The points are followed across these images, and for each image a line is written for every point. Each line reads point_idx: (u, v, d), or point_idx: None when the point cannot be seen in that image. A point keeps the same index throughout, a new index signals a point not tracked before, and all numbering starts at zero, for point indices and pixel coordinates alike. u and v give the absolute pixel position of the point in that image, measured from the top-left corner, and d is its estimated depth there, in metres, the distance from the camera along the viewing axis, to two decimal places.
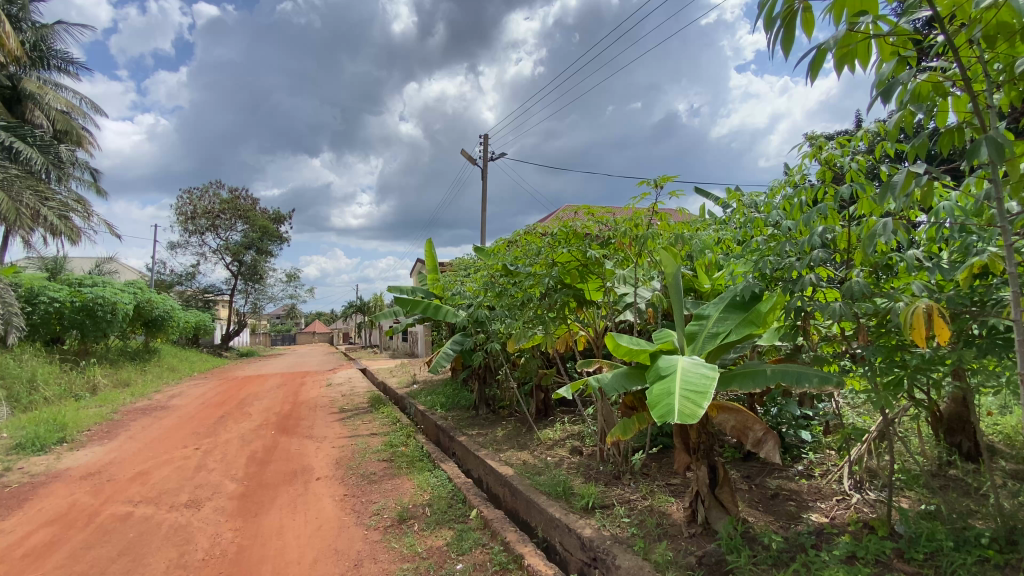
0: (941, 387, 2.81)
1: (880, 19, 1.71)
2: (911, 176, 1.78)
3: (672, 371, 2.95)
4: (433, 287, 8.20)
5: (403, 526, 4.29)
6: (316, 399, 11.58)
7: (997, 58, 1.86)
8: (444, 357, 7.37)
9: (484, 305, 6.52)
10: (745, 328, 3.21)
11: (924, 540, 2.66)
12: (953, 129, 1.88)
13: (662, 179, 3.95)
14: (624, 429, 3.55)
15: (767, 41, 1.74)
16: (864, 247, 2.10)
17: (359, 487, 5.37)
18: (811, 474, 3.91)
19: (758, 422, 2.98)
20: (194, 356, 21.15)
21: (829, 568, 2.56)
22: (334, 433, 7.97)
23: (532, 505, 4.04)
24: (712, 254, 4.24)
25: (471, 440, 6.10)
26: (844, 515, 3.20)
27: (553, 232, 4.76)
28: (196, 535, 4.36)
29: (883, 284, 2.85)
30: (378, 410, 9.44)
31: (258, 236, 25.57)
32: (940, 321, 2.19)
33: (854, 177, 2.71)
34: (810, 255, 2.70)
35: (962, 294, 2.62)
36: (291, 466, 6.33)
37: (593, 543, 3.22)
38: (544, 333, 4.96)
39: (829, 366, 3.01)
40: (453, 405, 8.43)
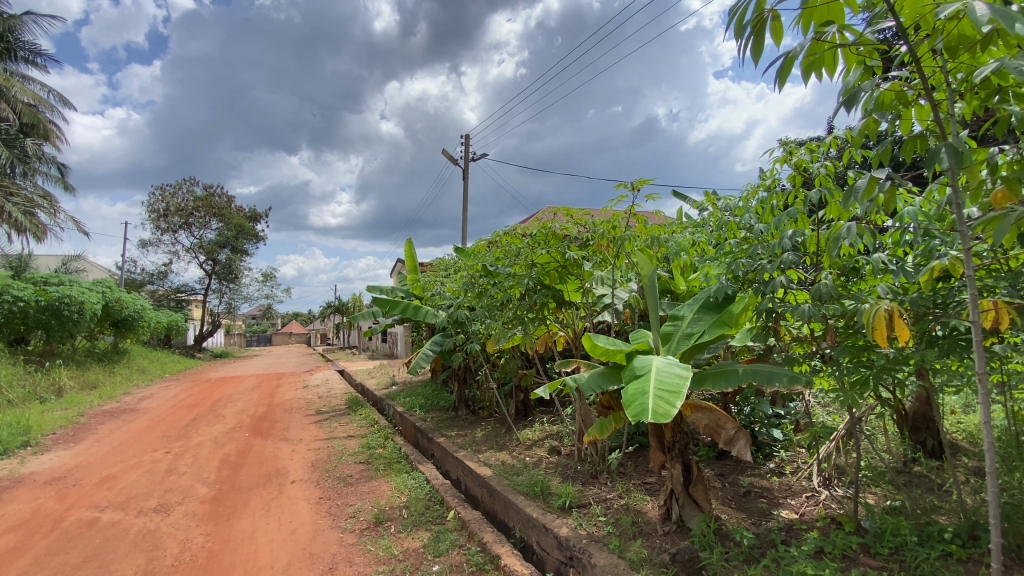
0: (906, 386, 2.90)
1: (845, 29, 1.76)
2: (873, 182, 1.85)
3: (646, 371, 2.99)
4: (413, 286, 8.13)
5: (380, 529, 4.24)
6: (292, 401, 11.36)
7: (958, 67, 1.93)
8: (424, 358, 7.33)
9: (464, 305, 6.50)
10: (718, 328, 3.29)
11: (889, 535, 2.75)
12: (915, 136, 1.95)
13: (639, 182, 4.01)
14: (601, 429, 3.58)
15: (738, 48, 1.78)
16: (829, 251, 2.18)
17: (335, 490, 5.29)
18: (782, 471, 4.00)
19: (730, 421, 3.04)
20: (164, 356, 20.56)
21: (799, 562, 2.62)
22: (310, 435, 7.84)
23: (510, 505, 4.04)
24: (687, 256, 4.31)
25: (450, 442, 6.07)
26: (813, 511, 3.28)
27: (532, 233, 4.77)
28: (165, 541, 4.24)
29: (850, 287, 2.93)
30: (356, 411, 9.33)
31: (233, 235, 25.01)
32: (902, 321, 2.27)
33: (824, 181, 2.78)
34: (780, 257, 2.76)
35: (925, 296, 2.71)
36: (265, 469, 6.20)
37: (569, 542, 3.23)
38: (523, 334, 4.97)
39: (799, 366, 3.08)
40: (432, 406, 8.38)
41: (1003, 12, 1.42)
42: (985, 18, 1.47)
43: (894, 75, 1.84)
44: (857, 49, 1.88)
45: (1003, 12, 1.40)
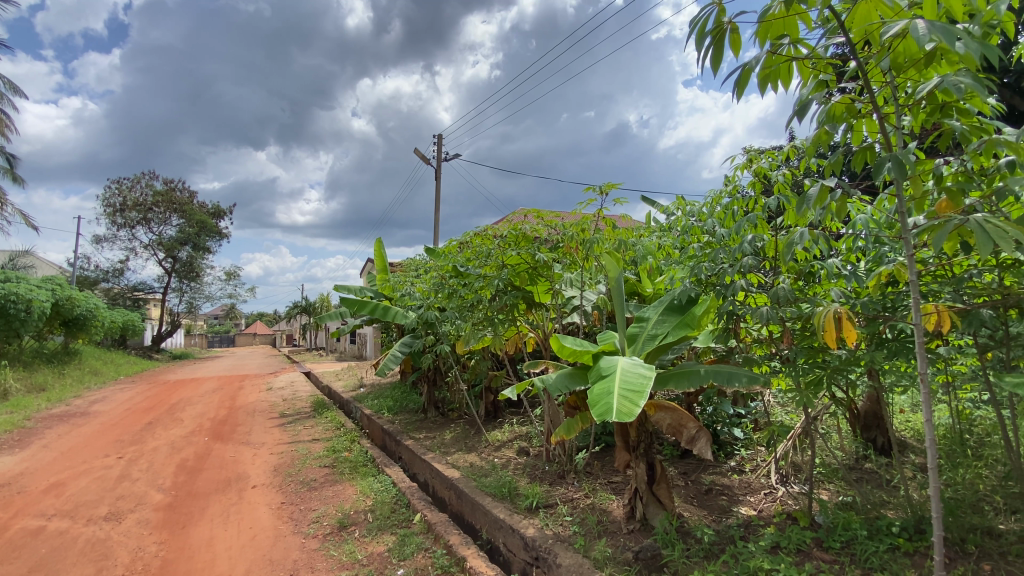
0: (858, 387, 3.03)
1: (800, 43, 1.84)
2: (824, 190, 1.94)
3: (612, 371, 3.03)
4: (382, 287, 8.02)
5: (343, 534, 4.15)
6: (255, 404, 11.01)
7: (903, 83, 2.04)
8: (392, 360, 7.24)
9: (434, 306, 6.45)
10: (681, 330, 3.36)
11: (841, 529, 2.86)
12: (865, 147, 2.05)
13: (608, 186, 4.08)
14: (568, 429, 3.60)
15: (698, 58, 1.83)
16: (782, 256, 2.27)
17: (298, 495, 5.16)
18: (742, 469, 4.12)
19: (692, 420, 3.11)
20: (118, 358, 19.60)
21: (756, 558, 2.70)
22: (273, 439, 7.62)
23: (477, 507, 4.03)
24: (654, 260, 4.39)
25: (418, 444, 6.00)
26: (770, 508, 3.39)
27: (503, 234, 4.78)
28: (116, 550, 4.05)
29: (806, 291, 3.04)
30: (322, 414, 9.12)
31: (195, 232, 24.12)
32: (850, 323, 2.38)
33: (782, 188, 2.88)
34: (740, 261, 2.86)
35: (875, 301, 2.84)
36: (225, 474, 5.99)
37: (536, 542, 3.24)
38: (493, 335, 4.97)
39: (758, 367, 3.18)
40: (400, 408, 8.26)
41: (941, 33, 1.51)
42: (927, 38, 1.56)
43: (846, 88, 1.93)
44: (812, 62, 1.97)
45: (944, 32, 1.48)
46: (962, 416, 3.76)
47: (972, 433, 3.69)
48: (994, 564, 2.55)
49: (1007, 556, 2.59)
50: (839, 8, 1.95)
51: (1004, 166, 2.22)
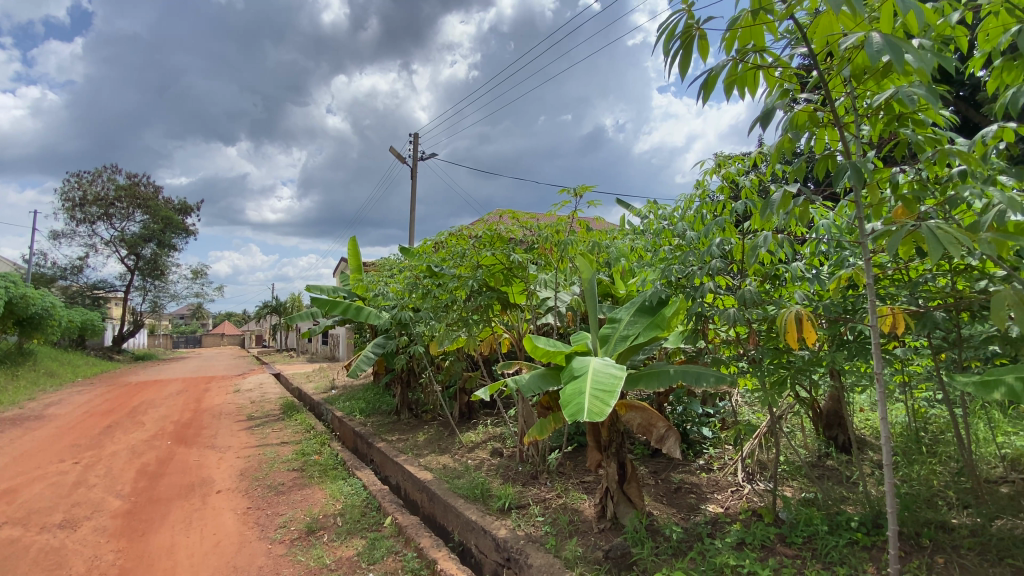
0: (820, 386, 3.13)
1: (764, 52, 1.89)
2: (785, 196, 2.01)
3: (584, 371, 3.06)
4: (355, 286, 7.91)
5: (311, 538, 4.07)
6: (221, 406, 10.69)
7: (862, 94, 2.12)
8: (365, 361, 7.13)
9: (407, 307, 6.38)
10: (652, 331, 3.42)
11: (803, 525, 2.95)
12: (826, 155, 2.11)
13: (582, 189, 4.12)
14: (542, 429, 3.62)
15: (667, 62, 1.86)
16: (747, 259, 2.33)
17: (265, 499, 5.02)
18: (710, 467, 4.21)
19: (661, 420, 3.16)
20: (75, 358, 18.75)
21: (722, 554, 2.77)
22: (240, 442, 7.41)
23: (449, 509, 4.00)
24: (627, 262, 4.44)
25: (391, 446, 5.92)
26: (737, 505, 3.47)
27: (478, 234, 4.77)
28: (70, 558, 3.87)
29: (772, 293, 3.12)
30: (291, 416, 8.91)
31: (160, 228, 23.29)
32: (810, 325, 2.47)
33: (749, 194, 2.95)
34: (709, 264, 2.93)
35: (836, 303, 2.93)
36: (188, 479, 5.80)
37: (507, 544, 3.24)
38: (467, 336, 4.94)
39: (726, 368, 3.26)
40: (373, 410, 8.13)
41: (894, 46, 1.57)
42: (882, 50, 1.63)
43: (807, 97, 1.99)
44: (777, 71, 2.02)
45: (896, 46, 1.55)
46: (917, 415, 3.92)
47: (926, 430, 3.85)
48: (947, 556, 2.66)
49: (959, 550, 2.70)
50: (802, 20, 2.02)
51: (956, 176, 2.32)
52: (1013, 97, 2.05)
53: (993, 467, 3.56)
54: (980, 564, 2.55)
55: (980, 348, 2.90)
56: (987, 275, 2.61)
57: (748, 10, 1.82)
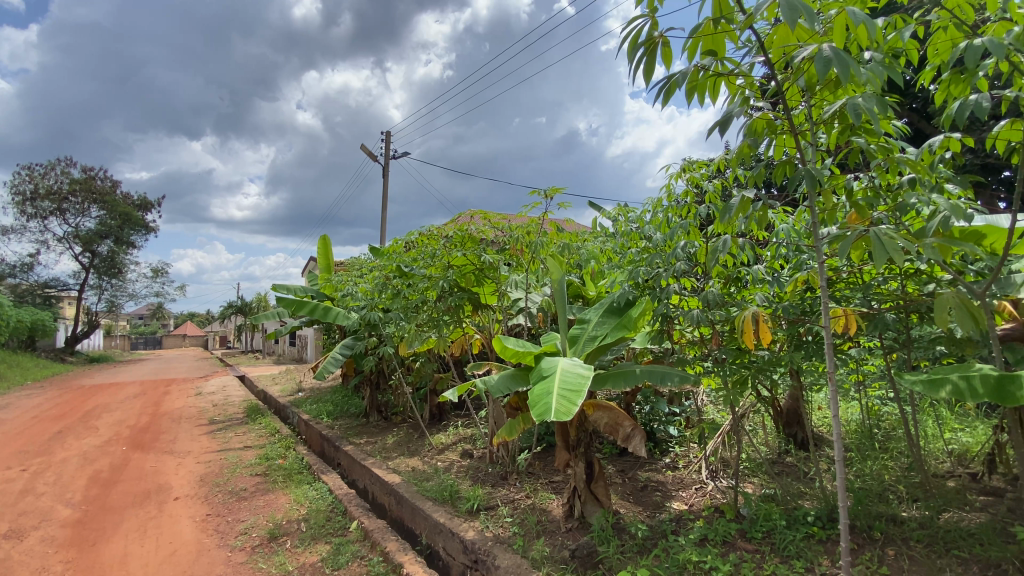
0: (779, 385, 3.23)
1: (725, 60, 1.95)
2: (742, 201, 2.07)
3: (552, 371, 3.07)
4: (324, 285, 7.76)
5: (273, 545, 3.95)
6: (181, 410, 10.29)
7: (817, 104, 2.21)
8: (333, 362, 6.99)
9: (377, 307, 6.29)
10: (619, 332, 3.46)
11: (762, 521, 3.03)
12: (784, 162, 2.19)
13: (553, 190, 4.14)
14: (511, 430, 3.62)
15: (632, 67, 1.89)
16: (707, 262, 2.39)
17: (226, 505, 4.86)
18: (676, 465, 4.29)
19: (627, 419, 3.21)
20: (23, 360, 17.75)
21: (685, 550, 2.83)
22: (200, 447, 7.16)
23: (417, 511, 3.95)
24: (597, 263, 4.48)
25: (358, 449, 5.81)
26: (700, 502, 3.55)
27: (449, 234, 4.73)
28: (13, 571, 3.66)
29: (734, 295, 3.21)
30: (255, 420, 8.65)
31: (118, 224, 22.31)
32: (767, 326, 2.57)
33: (713, 198, 3.02)
34: (674, 266, 2.99)
35: (794, 305, 3.03)
36: (143, 486, 5.55)
37: (475, 545, 3.23)
38: (437, 337, 4.90)
39: (690, 368, 3.33)
40: (341, 413, 7.97)
41: (844, 57, 1.64)
42: (831, 63, 1.71)
43: (764, 105, 2.07)
44: (737, 79, 2.08)
45: (844, 59, 1.63)
46: (871, 412, 4.09)
47: (879, 427, 4.02)
48: (897, 549, 2.76)
49: (908, 542, 2.81)
50: (761, 31, 2.09)
51: (905, 183, 2.42)
52: (958, 108, 2.16)
53: (940, 462, 3.74)
54: (927, 555, 2.67)
55: (928, 348, 3.05)
56: (934, 278, 2.75)
57: (709, 18, 1.88)
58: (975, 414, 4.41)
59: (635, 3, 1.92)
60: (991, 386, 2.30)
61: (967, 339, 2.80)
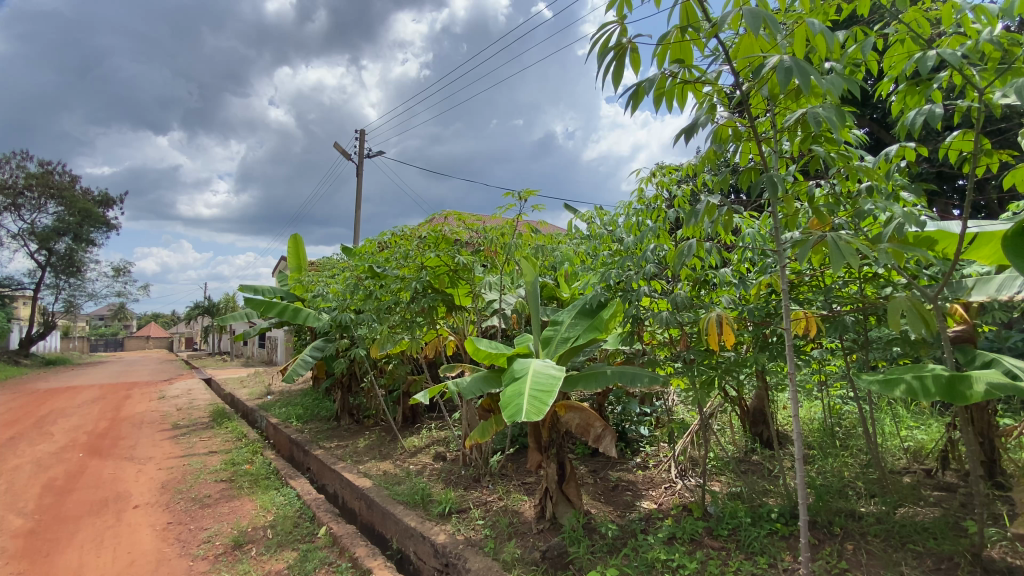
0: (746, 385, 3.31)
1: (692, 68, 2.00)
2: (706, 206, 2.12)
3: (524, 373, 3.08)
4: (294, 286, 7.59)
5: (238, 553, 3.84)
6: (143, 415, 9.91)
7: (781, 112, 2.28)
8: (302, 365, 6.85)
9: (349, 309, 6.19)
10: (591, 333, 3.50)
11: (729, 518, 3.09)
12: (749, 168, 2.25)
13: (527, 192, 4.15)
14: (483, 432, 3.60)
15: (602, 72, 1.91)
16: (674, 265, 2.43)
17: (189, 513, 4.70)
18: (646, 465, 4.35)
19: (599, 419, 3.23)
20: None
21: (654, 549, 2.87)
22: (162, 453, 6.91)
23: (387, 516, 3.90)
24: (570, 266, 4.52)
25: (328, 454, 5.70)
26: (669, 501, 3.61)
27: (422, 235, 4.66)
28: None
29: (702, 297, 3.27)
30: (221, 424, 8.40)
31: (77, 221, 21.40)
32: (731, 328, 2.64)
33: (682, 203, 3.08)
34: (644, 269, 3.04)
35: (759, 308, 3.11)
36: (101, 494, 5.32)
37: (446, 549, 3.21)
38: (410, 338, 4.86)
39: (660, 369, 3.38)
40: (311, 416, 7.80)
41: (804, 67, 1.70)
42: (792, 72, 1.76)
43: (730, 113, 2.13)
44: (704, 87, 2.13)
45: (804, 70, 1.68)
46: (833, 411, 4.24)
47: (840, 425, 4.17)
48: (855, 543, 2.86)
49: (866, 536, 2.91)
50: (729, 40, 2.15)
51: (863, 191, 2.52)
52: (912, 119, 2.25)
53: (897, 459, 3.89)
54: (884, 549, 2.77)
55: (885, 350, 3.18)
56: (891, 282, 2.87)
57: (677, 28, 1.92)
58: (929, 412, 4.61)
59: (606, 8, 1.94)
60: (942, 385, 2.40)
61: (921, 341, 2.93)
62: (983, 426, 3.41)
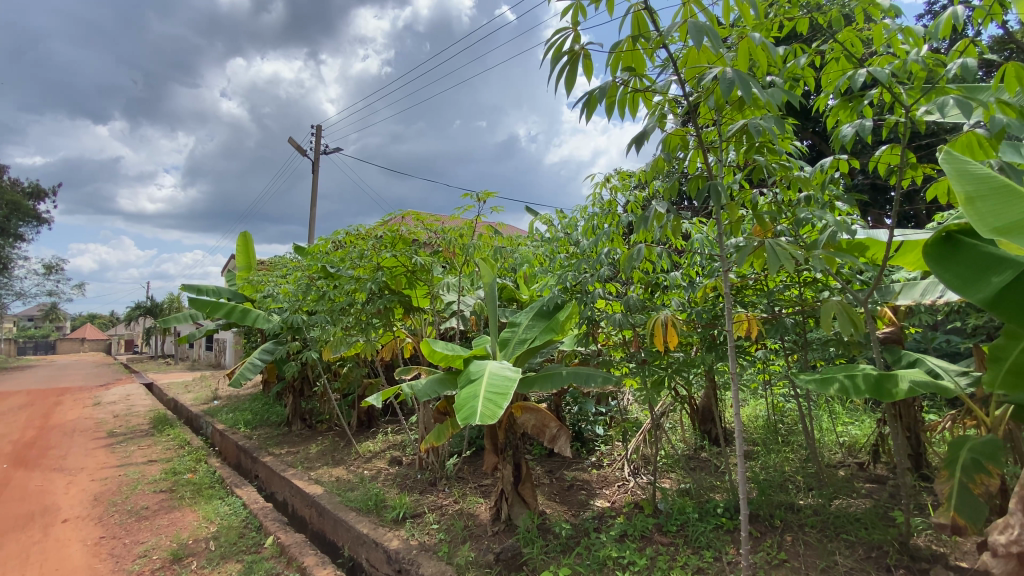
0: (695, 385, 3.42)
1: (643, 76, 2.06)
2: (655, 212, 2.18)
3: (479, 375, 3.07)
4: (242, 286, 7.28)
5: (177, 567, 3.64)
6: (75, 422, 9.26)
7: (726, 123, 2.37)
8: (250, 368, 6.57)
9: (301, 310, 5.99)
10: (547, 334, 3.54)
11: (678, 514, 3.18)
12: (696, 176, 2.32)
13: (486, 193, 4.15)
14: (439, 435, 3.57)
15: (556, 76, 1.94)
16: (625, 268, 2.47)
17: (124, 526, 4.42)
18: (600, 464, 4.44)
19: (554, 420, 3.26)
20: None
21: (605, 547, 2.92)
22: (96, 463, 6.47)
23: (339, 523, 3.80)
24: (529, 268, 4.55)
25: (278, 460, 5.50)
26: (622, 498, 3.69)
27: (378, 234, 4.56)
28: None
29: (654, 299, 3.36)
30: (162, 431, 7.95)
31: (4, 215, 19.81)
32: (676, 330, 2.74)
33: (634, 208, 3.15)
34: (599, 271, 3.09)
35: (706, 310, 3.23)
36: (24, 508, 4.93)
37: (398, 555, 3.15)
38: (365, 340, 4.75)
39: (614, 369, 3.45)
40: (261, 422, 7.50)
41: (745, 79, 1.78)
42: (735, 84, 1.84)
43: (679, 122, 2.20)
44: (654, 96, 2.19)
45: (744, 81, 1.76)
46: (776, 409, 4.44)
47: (782, 422, 4.37)
48: (793, 535, 3.00)
49: (804, 527, 3.06)
50: (678, 51, 2.22)
51: (802, 200, 2.65)
52: (845, 133, 2.40)
53: (833, 453, 4.12)
54: (819, 540, 2.93)
55: (822, 350, 3.36)
56: (828, 286, 3.03)
57: (628, 37, 1.98)
58: (862, 408, 4.92)
59: (560, 14, 1.97)
60: (871, 383, 2.56)
61: (854, 341, 3.11)
62: (911, 421, 3.65)
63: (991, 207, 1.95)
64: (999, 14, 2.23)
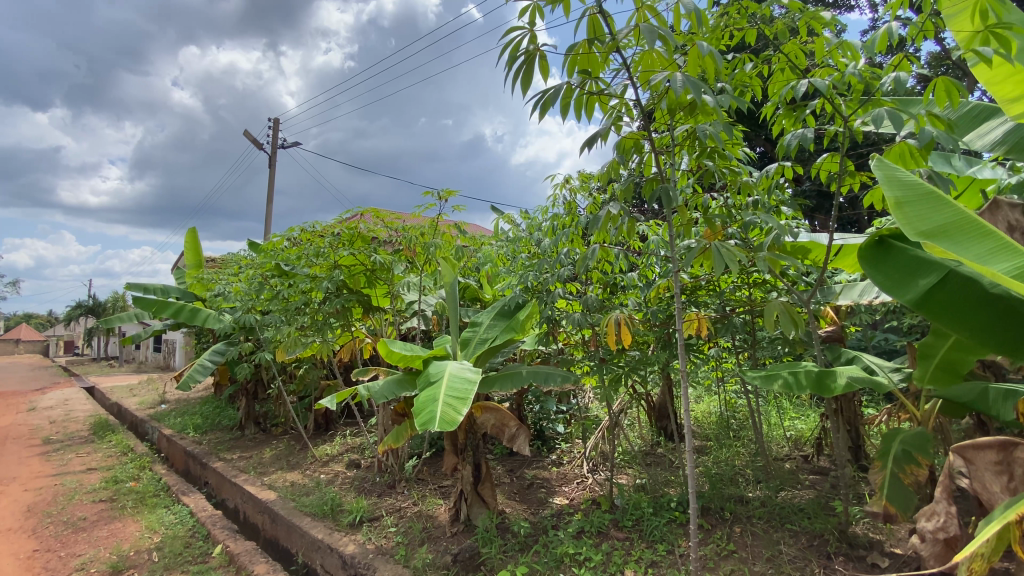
0: (650, 383, 3.50)
1: (597, 79, 2.09)
2: (608, 214, 2.22)
3: (439, 377, 3.04)
4: (192, 283, 6.97)
5: None
6: (5, 429, 8.63)
7: (679, 127, 2.42)
8: (200, 370, 6.28)
9: (255, 309, 5.77)
10: (507, 334, 3.54)
11: (634, 509, 3.25)
12: (650, 178, 2.37)
13: (448, 192, 4.12)
14: (397, 437, 3.51)
15: (512, 77, 1.94)
16: (580, 268, 2.51)
17: (58, 539, 4.15)
18: (560, 461, 4.49)
19: (513, 419, 3.27)
20: None
21: (563, 543, 2.96)
22: (28, 472, 6.05)
23: (293, 529, 3.69)
24: (491, 267, 4.55)
25: (229, 466, 5.29)
26: (580, 495, 3.74)
27: (336, 232, 4.46)
28: None
29: (611, 299, 3.42)
30: (103, 438, 7.52)
31: None
32: (629, 329, 2.80)
33: (592, 209, 3.20)
34: (558, 272, 3.12)
35: (661, 310, 3.31)
36: None
37: (354, 559, 3.09)
38: (322, 340, 4.63)
39: (573, 368, 3.49)
40: (212, 426, 7.20)
41: (693, 84, 1.83)
42: (684, 88, 1.89)
43: (633, 125, 2.24)
44: (609, 99, 2.22)
45: (693, 86, 1.81)
46: (728, 405, 4.61)
47: (734, 418, 4.54)
48: (742, 526, 3.12)
49: (752, 519, 3.19)
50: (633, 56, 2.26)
51: (750, 204, 2.75)
52: (789, 140, 2.50)
53: (781, 447, 4.30)
54: (766, 530, 3.05)
55: (770, 348, 3.50)
56: (775, 287, 3.16)
57: (583, 39, 2.00)
58: (807, 404, 5.16)
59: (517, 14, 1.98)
60: (812, 379, 2.68)
61: (799, 339, 3.26)
62: (851, 415, 3.86)
63: (919, 210, 2.08)
64: (929, 32, 2.38)
